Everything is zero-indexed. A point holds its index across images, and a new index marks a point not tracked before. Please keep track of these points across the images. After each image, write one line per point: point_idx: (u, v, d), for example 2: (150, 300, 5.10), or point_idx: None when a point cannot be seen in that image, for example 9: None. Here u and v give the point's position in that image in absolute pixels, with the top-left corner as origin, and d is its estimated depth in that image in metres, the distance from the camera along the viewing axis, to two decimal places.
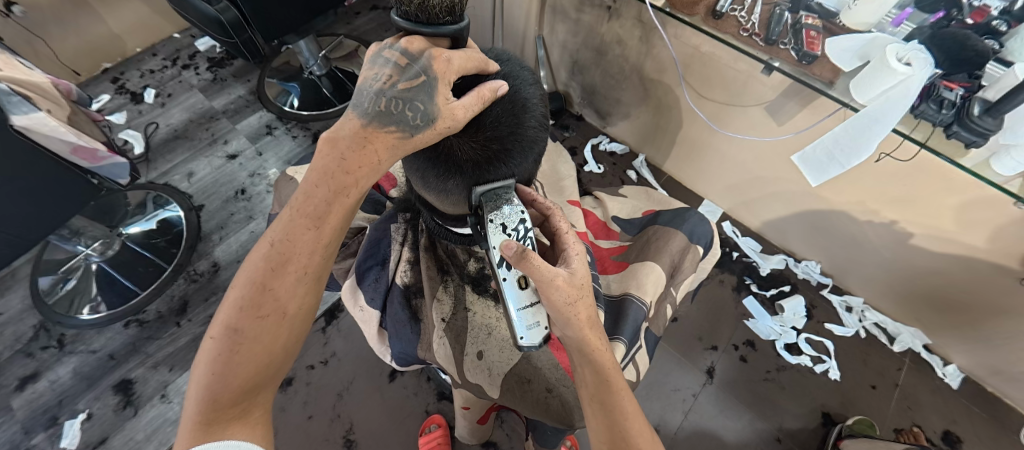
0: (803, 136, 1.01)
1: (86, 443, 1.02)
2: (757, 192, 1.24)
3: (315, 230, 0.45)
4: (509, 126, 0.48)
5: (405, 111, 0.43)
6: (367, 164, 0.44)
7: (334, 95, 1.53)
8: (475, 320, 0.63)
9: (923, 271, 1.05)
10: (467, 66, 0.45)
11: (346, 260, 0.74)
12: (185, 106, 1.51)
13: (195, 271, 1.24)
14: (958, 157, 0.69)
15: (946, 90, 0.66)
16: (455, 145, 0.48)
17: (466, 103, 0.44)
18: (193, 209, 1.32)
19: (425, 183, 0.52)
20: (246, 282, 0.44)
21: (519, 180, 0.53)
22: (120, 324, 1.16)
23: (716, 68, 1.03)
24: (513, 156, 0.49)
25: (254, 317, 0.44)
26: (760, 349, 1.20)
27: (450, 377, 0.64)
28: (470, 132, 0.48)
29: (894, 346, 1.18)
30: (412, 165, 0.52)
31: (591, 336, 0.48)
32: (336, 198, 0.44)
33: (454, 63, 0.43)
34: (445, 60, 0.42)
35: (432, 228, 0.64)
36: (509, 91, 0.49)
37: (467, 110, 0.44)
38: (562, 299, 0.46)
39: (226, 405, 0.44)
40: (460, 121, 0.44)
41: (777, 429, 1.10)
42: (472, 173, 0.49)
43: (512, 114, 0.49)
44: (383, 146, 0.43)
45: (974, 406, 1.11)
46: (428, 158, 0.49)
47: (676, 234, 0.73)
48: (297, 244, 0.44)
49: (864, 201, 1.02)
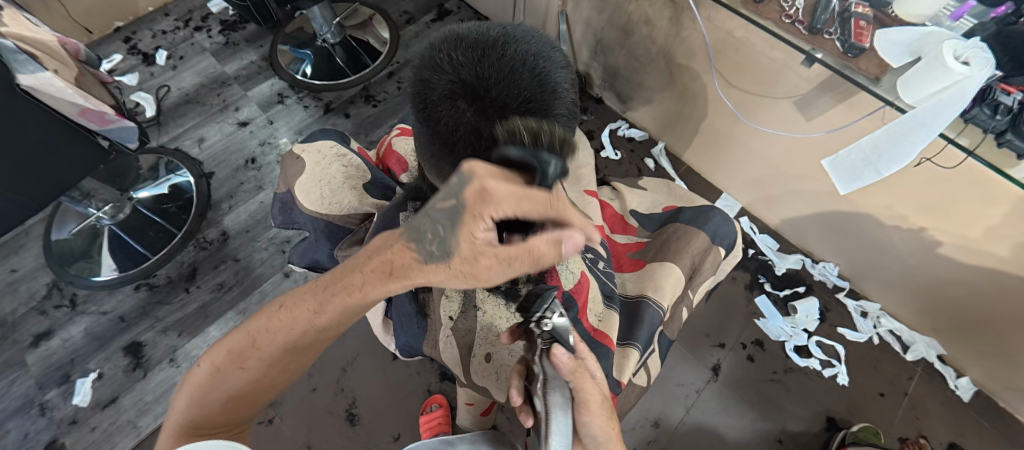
0: (836, 135, 0.96)
1: (96, 401, 1.04)
2: (779, 188, 1.20)
3: (314, 313, 0.43)
4: (536, 111, 0.39)
5: (427, 234, 0.36)
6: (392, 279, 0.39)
7: (347, 64, 1.49)
8: (484, 320, 0.60)
9: (946, 281, 1.01)
10: (527, 211, 0.33)
11: (353, 246, 0.65)
12: (197, 69, 1.48)
13: (204, 239, 1.24)
14: (1007, 166, 0.66)
15: (1003, 94, 0.61)
16: (471, 135, 0.39)
17: (498, 251, 0.37)
18: (203, 176, 1.31)
19: (440, 174, 0.45)
20: (255, 332, 0.45)
21: None
22: (131, 287, 1.17)
23: (748, 55, 0.98)
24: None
25: (240, 362, 0.45)
26: (768, 349, 1.18)
27: (456, 375, 0.64)
28: (491, 114, 0.39)
29: (907, 355, 1.15)
30: (424, 150, 0.45)
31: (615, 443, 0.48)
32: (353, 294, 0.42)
33: (503, 207, 0.32)
34: (487, 201, 0.32)
35: None
36: (537, 71, 0.40)
37: (502, 261, 0.37)
38: (602, 411, 0.47)
39: (210, 417, 0.46)
40: (481, 266, 0.37)
41: (779, 431, 1.09)
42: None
43: (538, 97, 0.39)
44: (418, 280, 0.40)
45: (984, 421, 1.08)
46: (443, 145, 0.41)
47: (698, 234, 0.69)
48: (297, 318, 0.44)
49: (893, 206, 0.97)
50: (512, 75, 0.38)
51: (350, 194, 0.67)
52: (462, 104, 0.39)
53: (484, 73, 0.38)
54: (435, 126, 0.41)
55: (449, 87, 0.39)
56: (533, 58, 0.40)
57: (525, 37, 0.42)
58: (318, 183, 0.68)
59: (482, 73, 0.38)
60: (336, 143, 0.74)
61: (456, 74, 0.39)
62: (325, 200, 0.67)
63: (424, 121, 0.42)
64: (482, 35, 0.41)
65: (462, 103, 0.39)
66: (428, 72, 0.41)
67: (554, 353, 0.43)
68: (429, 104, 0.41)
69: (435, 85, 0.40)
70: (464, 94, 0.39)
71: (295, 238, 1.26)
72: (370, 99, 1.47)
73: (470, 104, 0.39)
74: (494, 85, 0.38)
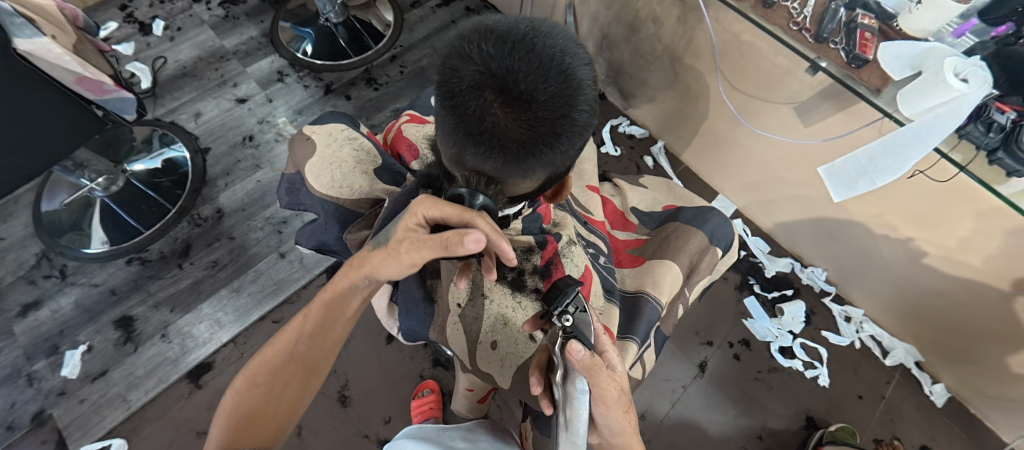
0: (831, 144, 0.98)
1: (85, 373, 1.04)
2: (774, 192, 1.22)
3: (342, 307, 0.54)
4: (562, 105, 0.39)
5: (383, 236, 0.50)
6: (356, 267, 0.51)
7: (349, 45, 1.47)
8: (491, 309, 0.59)
9: (927, 290, 1.04)
10: (442, 209, 0.42)
11: (362, 231, 0.64)
12: (195, 42, 1.45)
13: (199, 216, 1.23)
14: (995, 182, 0.68)
15: (997, 112, 0.64)
16: (497, 127, 0.39)
17: (419, 242, 0.44)
18: (199, 152, 1.30)
19: (463, 162, 0.45)
20: (267, 350, 0.54)
21: (560, 167, 0.45)
22: (122, 260, 1.16)
23: (753, 59, 0.99)
24: (560, 140, 0.40)
25: (280, 361, 0.53)
26: (754, 349, 1.21)
27: (461, 360, 0.65)
28: (518, 108, 0.38)
29: (886, 359, 1.19)
30: (447, 138, 0.44)
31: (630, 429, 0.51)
32: (337, 285, 0.53)
33: (427, 207, 0.43)
34: (419, 203, 0.44)
35: None
36: (563, 67, 0.38)
37: (421, 247, 0.43)
38: (617, 405, 0.49)
39: (251, 417, 0.51)
40: (408, 254, 0.45)
41: (760, 428, 1.13)
42: (518, 155, 0.41)
43: (565, 94, 0.39)
44: (370, 267, 0.49)
45: (955, 425, 1.13)
46: (468, 134, 0.41)
47: (696, 234, 0.71)
48: (325, 313, 0.54)
49: (884, 215, 1.00)
50: (539, 71, 0.38)
51: (361, 178, 0.68)
52: (489, 95, 0.38)
53: (513, 66, 0.37)
54: (461, 116, 0.40)
55: (478, 79, 0.38)
56: (560, 53, 0.39)
57: (553, 32, 0.41)
58: (329, 166, 0.68)
59: (510, 66, 0.37)
60: (346, 127, 0.73)
61: (485, 65, 0.38)
62: (337, 184, 0.67)
63: (449, 109, 0.41)
64: (511, 28, 0.40)
65: (490, 94, 0.38)
66: (456, 61, 0.40)
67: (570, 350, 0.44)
68: (455, 93, 0.40)
69: (463, 75, 0.39)
70: (492, 86, 0.38)
71: (292, 218, 1.25)
72: (372, 82, 1.45)
73: (498, 96, 0.38)
74: (523, 79, 0.37)
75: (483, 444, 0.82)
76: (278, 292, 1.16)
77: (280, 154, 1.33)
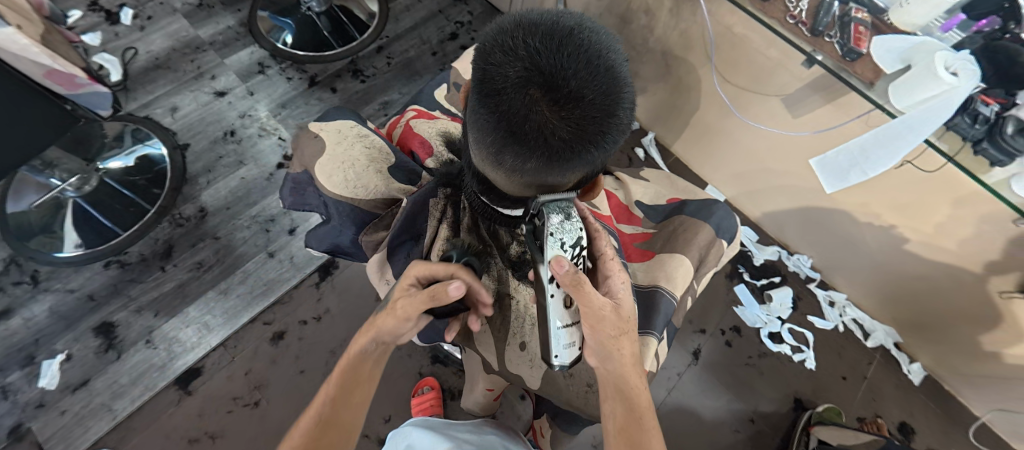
0: (820, 136, 1.01)
1: (65, 384, 0.99)
2: (762, 183, 1.25)
3: (362, 366, 0.54)
4: (611, 104, 0.36)
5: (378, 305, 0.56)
6: (364, 332, 0.54)
7: (332, 36, 1.42)
8: (519, 309, 0.63)
9: (907, 274, 1.09)
10: (430, 269, 0.53)
11: (379, 232, 0.65)
12: (167, 32, 1.37)
13: (181, 215, 1.18)
14: (980, 173, 0.70)
15: (982, 105, 0.67)
16: (543, 127, 0.35)
17: (409, 298, 0.51)
18: (177, 148, 1.24)
19: (497, 163, 0.40)
20: (305, 420, 0.53)
21: (595, 168, 0.43)
22: (100, 264, 1.10)
23: (746, 51, 1.00)
24: (605, 139, 0.38)
25: (320, 426, 0.52)
26: (745, 335, 1.25)
27: (489, 363, 0.67)
28: (566, 106, 0.35)
29: (868, 341, 1.25)
30: (479, 137, 0.40)
31: (630, 371, 0.53)
32: (348, 353, 0.54)
33: (415, 270, 0.53)
34: (410, 266, 0.54)
35: (476, 207, 0.59)
36: (610, 64, 0.36)
37: (411, 304, 0.50)
38: (607, 329, 0.51)
39: None
40: (401, 314, 0.51)
41: (752, 411, 1.17)
42: (562, 156, 0.37)
43: (613, 92, 0.36)
44: (375, 329, 0.53)
45: (931, 402, 1.19)
46: (508, 134, 0.36)
47: (703, 227, 0.72)
48: (351, 374, 0.54)
49: (869, 204, 1.03)
50: (588, 68, 0.35)
51: (375, 177, 0.65)
52: (535, 93, 0.34)
53: (561, 62, 0.34)
54: (501, 115, 0.36)
55: (522, 75, 0.34)
56: (607, 50, 0.36)
57: (595, 27, 0.38)
58: (342, 165, 0.65)
59: (558, 62, 0.34)
60: (356, 123, 0.71)
61: (530, 60, 0.34)
62: (351, 184, 0.64)
63: (485, 107, 0.37)
64: (553, 21, 0.36)
65: (536, 92, 0.34)
66: (495, 56, 0.36)
67: (556, 261, 0.47)
68: (494, 91, 0.36)
69: (504, 70, 0.35)
70: (538, 82, 0.34)
71: (279, 216, 1.21)
72: (358, 74, 1.41)
73: (545, 94, 0.34)
74: (572, 76, 0.34)
75: (488, 436, 0.82)
76: (268, 292, 1.12)
77: (264, 150, 1.28)
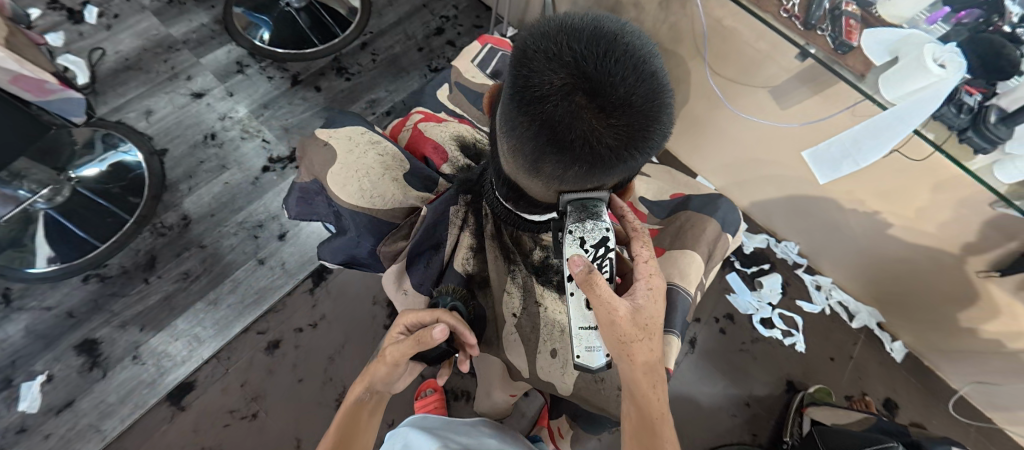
0: (808, 128, 1.02)
1: (48, 406, 0.94)
2: (751, 173, 1.28)
3: (360, 412, 0.56)
4: (654, 109, 0.38)
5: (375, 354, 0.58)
6: (360, 380, 0.56)
7: (313, 32, 1.37)
8: (546, 315, 0.65)
9: (890, 258, 1.13)
10: (418, 316, 0.55)
11: (397, 243, 0.67)
12: (136, 31, 1.30)
13: (162, 224, 1.13)
14: (965, 160, 0.72)
15: (966, 94, 0.68)
16: (589, 134, 0.37)
17: (397, 345, 0.53)
18: (155, 154, 1.18)
19: (538, 168, 0.43)
20: None
21: (626, 175, 0.46)
22: (78, 278, 1.05)
23: (735, 44, 0.99)
24: (646, 143, 0.40)
25: None
26: (737, 322, 1.29)
27: (518, 372, 0.66)
28: (613, 113, 0.37)
29: (853, 323, 1.30)
30: (521, 144, 0.42)
31: (642, 378, 0.52)
32: (346, 404, 0.56)
33: (405, 318, 0.55)
34: (400, 314, 0.56)
35: (498, 214, 0.63)
36: (653, 70, 0.38)
37: (400, 349, 0.52)
38: (617, 334, 0.48)
39: None
40: (390, 360, 0.52)
41: (747, 395, 1.21)
42: (604, 160, 0.40)
43: (655, 96, 0.38)
44: (368, 377, 0.55)
45: (912, 377, 1.25)
46: (553, 142, 0.39)
47: (710, 222, 0.73)
48: (349, 421, 0.55)
49: (853, 191, 1.06)
50: (634, 74, 0.36)
51: (391, 186, 0.69)
52: (581, 100, 0.36)
53: (608, 69, 0.35)
54: (545, 122, 0.38)
55: (568, 83, 0.36)
56: (648, 55, 0.38)
57: (632, 30, 0.39)
58: (356, 174, 0.68)
59: (606, 69, 0.35)
60: (366, 130, 0.74)
61: (576, 68, 0.36)
62: (366, 193, 0.67)
63: (529, 115, 0.38)
64: (595, 26, 0.38)
65: (582, 100, 0.36)
66: (538, 62, 0.37)
67: (572, 259, 0.48)
68: (538, 98, 0.37)
69: (550, 78, 0.36)
70: (585, 90, 0.36)
71: (267, 221, 1.17)
72: (342, 71, 1.37)
73: (591, 101, 0.36)
74: (620, 83, 0.36)
75: (484, 438, 0.80)
76: (260, 301, 1.09)
77: (247, 153, 1.23)
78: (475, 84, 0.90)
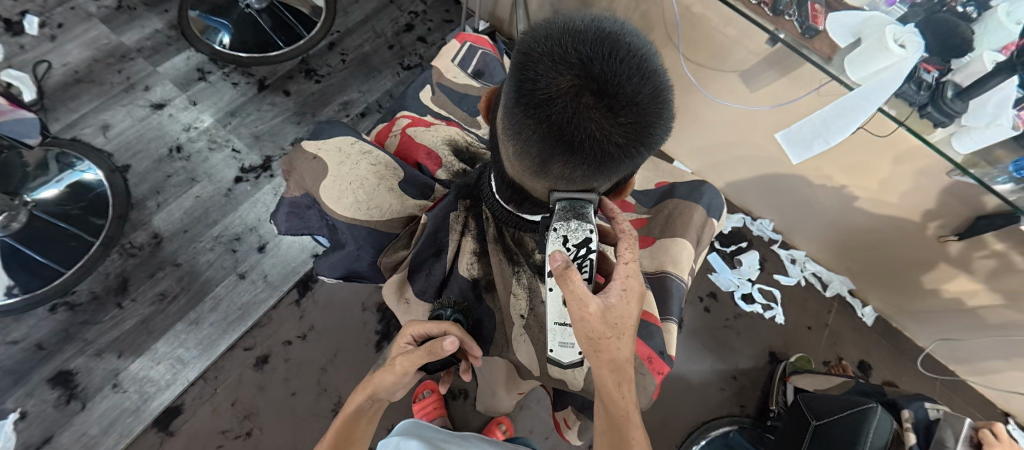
0: (778, 109, 1.05)
1: (25, 444, 0.90)
2: (724, 155, 1.32)
3: (362, 419, 0.55)
4: (657, 106, 0.40)
5: (375, 365, 0.58)
6: (362, 388, 0.56)
7: (277, 35, 1.32)
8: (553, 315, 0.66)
9: (859, 228, 1.18)
10: (425, 327, 0.56)
11: (397, 252, 0.67)
12: (84, 40, 1.22)
13: (132, 244, 1.07)
14: (925, 132, 0.74)
15: (924, 72, 0.70)
16: (598, 132, 0.39)
17: (406, 356, 0.53)
18: (117, 170, 1.12)
19: (546, 169, 0.44)
20: None
21: (628, 173, 0.48)
22: (44, 308, 0.99)
23: (705, 30, 1.01)
24: (651, 140, 0.42)
25: None
26: (720, 300, 1.34)
27: (527, 372, 0.67)
28: (619, 112, 0.38)
29: (826, 291, 1.37)
30: (529, 147, 0.42)
31: (608, 379, 0.50)
32: (343, 412, 0.55)
33: (411, 330, 0.56)
34: (404, 325, 0.57)
35: (499, 216, 0.64)
36: (654, 69, 0.40)
37: (409, 359, 0.52)
38: (586, 331, 0.48)
39: None
40: (398, 369, 0.52)
41: (733, 369, 1.26)
42: (612, 157, 0.41)
43: (658, 93, 0.40)
44: (372, 385, 0.55)
45: (882, 339, 1.33)
46: (562, 142, 0.40)
47: (696, 208, 0.75)
48: (351, 428, 0.54)
49: (822, 168, 1.10)
50: (638, 73, 0.38)
51: (388, 196, 0.68)
52: (588, 100, 0.38)
53: (614, 69, 0.37)
54: (554, 123, 0.39)
55: (575, 84, 0.37)
56: (649, 56, 0.40)
57: (630, 32, 0.41)
58: (351, 185, 0.66)
59: (611, 69, 0.37)
60: (355, 139, 0.72)
61: (583, 69, 0.37)
62: (363, 204, 0.66)
63: (537, 117, 0.39)
64: (597, 28, 0.39)
65: (590, 99, 0.38)
66: (544, 65, 0.38)
67: (551, 255, 0.47)
68: (546, 100, 0.38)
69: (557, 80, 0.38)
70: (592, 90, 0.37)
71: (245, 234, 1.13)
72: (311, 74, 1.33)
73: (599, 100, 0.38)
74: (626, 82, 0.37)
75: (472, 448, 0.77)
76: (244, 317, 1.06)
77: (217, 164, 1.18)
78: (457, 85, 0.91)
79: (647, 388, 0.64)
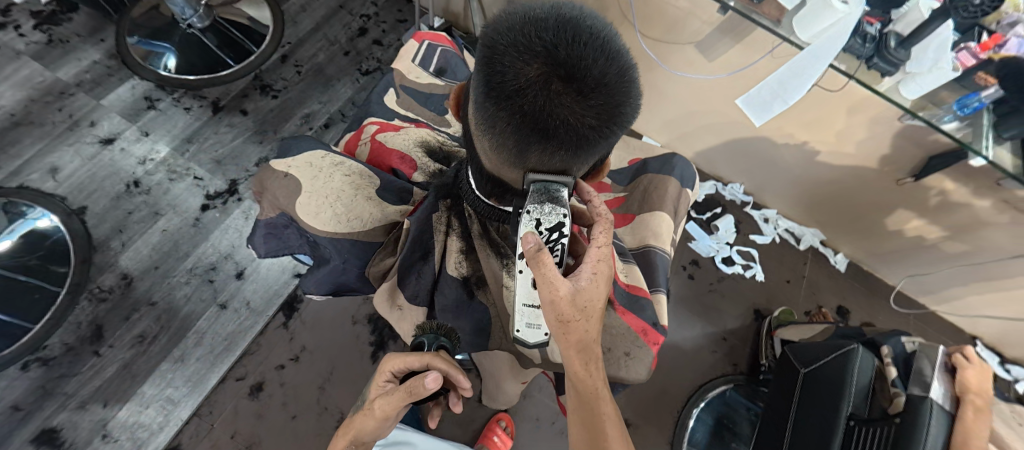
0: (736, 76, 1.08)
1: None
2: (690, 125, 1.35)
3: None
4: (625, 84, 0.40)
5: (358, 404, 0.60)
6: (345, 433, 0.56)
7: (225, 53, 1.27)
8: None
9: (823, 181, 1.23)
10: (405, 362, 0.55)
11: (385, 259, 0.66)
12: (17, 80, 1.15)
13: (100, 288, 1.03)
14: (874, 84, 0.76)
15: (868, 25, 0.72)
16: (570, 117, 0.39)
17: (386, 397, 0.53)
18: (73, 213, 1.06)
19: (524, 158, 0.44)
20: None
21: (603, 154, 0.48)
22: (16, 367, 0.94)
23: (658, 5, 1.02)
24: (622, 118, 0.43)
25: None
26: (703, 266, 1.38)
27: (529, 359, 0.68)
28: (589, 94, 0.39)
29: (800, 245, 1.43)
30: (505, 139, 0.43)
31: (575, 359, 0.53)
32: None
33: (392, 366, 0.56)
34: (385, 361, 0.57)
35: (480, 211, 0.64)
36: (617, 48, 0.40)
37: (387, 401, 0.52)
38: (557, 315, 0.49)
39: None
40: (377, 411, 0.53)
41: (722, 331, 1.30)
42: (587, 139, 0.42)
43: (624, 72, 0.40)
44: (354, 430, 0.55)
45: (856, 282, 1.40)
46: (537, 130, 0.40)
47: (670, 181, 0.77)
48: None
49: (783, 127, 1.14)
50: (602, 54, 0.39)
51: (367, 205, 0.67)
52: (558, 87, 0.38)
53: (579, 53, 0.37)
54: (527, 113, 0.39)
55: (543, 72, 0.38)
56: (611, 36, 0.40)
57: (590, 15, 0.41)
58: (327, 199, 0.65)
59: (577, 53, 0.37)
60: (325, 152, 0.71)
61: (549, 56, 0.37)
62: (343, 217, 0.65)
63: (510, 108, 0.40)
64: (557, 15, 0.39)
65: (559, 86, 0.38)
66: (510, 57, 0.38)
67: (524, 236, 0.46)
68: (516, 91, 0.39)
69: (524, 70, 0.38)
70: (560, 76, 0.38)
71: (220, 262, 1.10)
72: (267, 89, 1.29)
73: (568, 85, 0.38)
74: (592, 64, 0.38)
75: None
76: (231, 347, 1.03)
77: (179, 194, 1.14)
78: (422, 85, 0.90)
79: (644, 361, 0.66)
